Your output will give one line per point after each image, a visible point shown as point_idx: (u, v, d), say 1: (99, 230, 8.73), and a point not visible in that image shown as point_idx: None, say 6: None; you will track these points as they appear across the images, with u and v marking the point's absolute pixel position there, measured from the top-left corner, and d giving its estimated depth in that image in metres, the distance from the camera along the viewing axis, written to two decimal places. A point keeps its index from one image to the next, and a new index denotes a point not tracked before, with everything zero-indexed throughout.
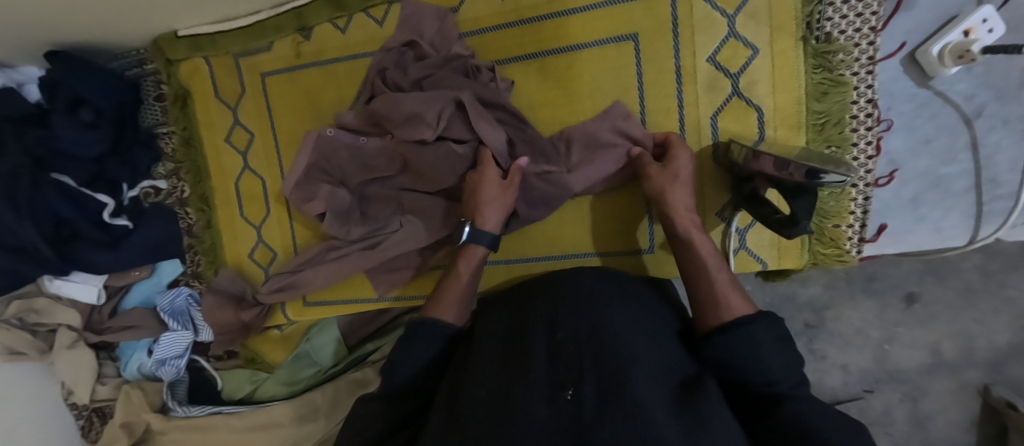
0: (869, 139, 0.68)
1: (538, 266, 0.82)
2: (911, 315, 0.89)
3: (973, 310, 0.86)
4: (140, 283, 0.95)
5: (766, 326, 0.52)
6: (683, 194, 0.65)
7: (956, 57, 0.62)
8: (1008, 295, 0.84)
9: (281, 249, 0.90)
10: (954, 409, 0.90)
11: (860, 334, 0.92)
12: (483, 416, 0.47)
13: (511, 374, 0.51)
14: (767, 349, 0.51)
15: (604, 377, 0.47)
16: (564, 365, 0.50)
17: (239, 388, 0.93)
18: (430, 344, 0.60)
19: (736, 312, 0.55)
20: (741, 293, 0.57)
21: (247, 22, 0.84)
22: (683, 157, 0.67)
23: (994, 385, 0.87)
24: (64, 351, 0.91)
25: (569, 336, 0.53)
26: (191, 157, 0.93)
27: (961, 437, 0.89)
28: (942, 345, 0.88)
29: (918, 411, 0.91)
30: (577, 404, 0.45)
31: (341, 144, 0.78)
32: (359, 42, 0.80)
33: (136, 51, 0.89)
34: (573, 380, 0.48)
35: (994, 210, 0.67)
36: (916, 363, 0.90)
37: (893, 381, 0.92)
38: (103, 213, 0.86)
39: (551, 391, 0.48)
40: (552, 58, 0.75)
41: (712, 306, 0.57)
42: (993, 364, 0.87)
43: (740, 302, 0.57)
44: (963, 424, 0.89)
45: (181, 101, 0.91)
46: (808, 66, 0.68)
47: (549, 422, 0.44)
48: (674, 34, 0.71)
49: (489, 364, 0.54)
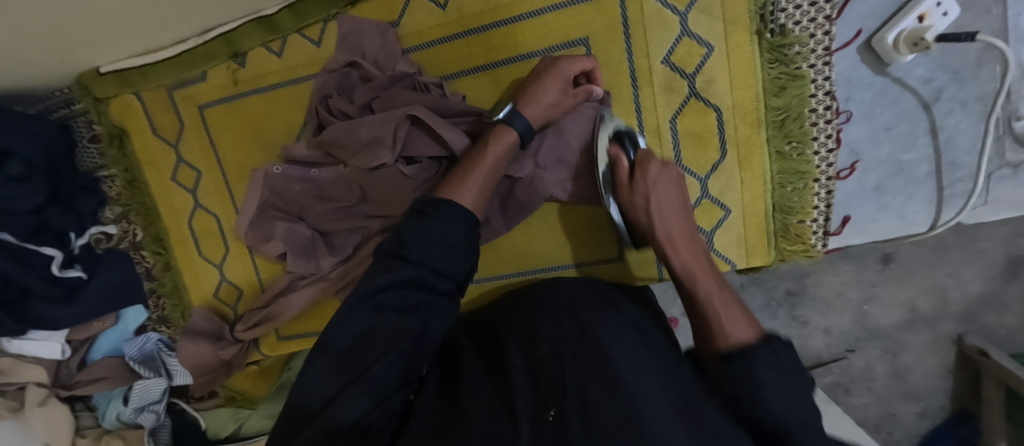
0: (828, 133, 0.67)
1: (513, 282, 0.81)
2: (888, 274, 0.91)
3: (947, 265, 0.88)
4: (106, 332, 0.93)
5: (769, 359, 0.46)
6: (675, 222, 0.60)
7: (911, 45, 0.60)
8: (978, 248, 0.87)
9: (246, 286, 0.87)
10: (931, 359, 0.94)
11: (840, 297, 0.93)
12: (471, 434, 0.44)
13: (497, 391, 0.49)
14: (769, 388, 0.45)
15: (587, 394, 0.46)
16: (548, 383, 0.47)
17: (224, 426, 0.94)
18: (451, 232, 0.54)
19: (736, 340, 0.49)
20: (745, 318, 0.51)
21: (175, 51, 0.78)
22: (655, 172, 0.61)
23: (968, 334, 0.91)
24: (37, 408, 0.87)
25: (552, 349, 0.51)
26: (137, 199, 0.88)
27: (939, 385, 0.94)
28: (918, 301, 0.91)
29: (898, 364, 0.95)
30: (561, 425, 0.43)
31: (293, 178, 0.75)
32: (299, 65, 0.76)
33: (62, 91, 0.83)
34: (556, 398, 0.45)
35: (955, 194, 0.67)
36: (894, 320, 0.93)
37: (874, 338, 0.94)
38: (52, 267, 0.81)
39: (535, 410, 0.45)
40: (504, 69, 0.72)
41: (713, 331, 0.51)
42: (966, 314, 0.91)
43: (740, 327, 0.50)
44: (939, 373, 0.94)
45: (117, 141, 0.86)
46: (764, 61, 0.66)
47: None
48: (627, 36, 0.68)
49: (475, 377, 0.52)
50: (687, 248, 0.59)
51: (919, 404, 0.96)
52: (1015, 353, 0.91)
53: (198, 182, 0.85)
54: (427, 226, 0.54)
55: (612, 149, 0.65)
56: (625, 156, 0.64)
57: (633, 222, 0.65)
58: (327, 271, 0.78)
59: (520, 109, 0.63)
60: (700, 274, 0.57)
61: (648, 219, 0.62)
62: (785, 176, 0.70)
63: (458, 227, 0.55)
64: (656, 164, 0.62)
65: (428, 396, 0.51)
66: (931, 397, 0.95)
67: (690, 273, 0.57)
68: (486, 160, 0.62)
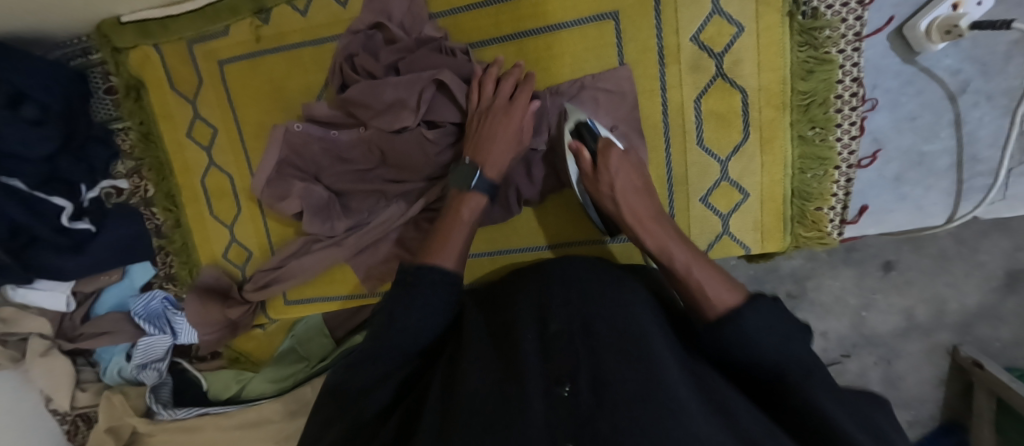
0: (852, 120, 0.67)
1: (523, 258, 0.81)
2: (889, 281, 0.91)
3: (947, 275, 0.89)
4: (112, 286, 0.92)
5: (756, 315, 0.47)
6: (637, 202, 0.63)
7: (944, 32, 0.60)
8: (979, 260, 0.87)
9: (256, 248, 0.87)
10: (925, 369, 0.94)
11: (839, 302, 0.93)
12: (479, 416, 0.42)
13: (505, 367, 0.47)
14: (757, 335, 0.46)
15: (600, 367, 0.44)
16: (560, 360, 0.46)
17: (225, 388, 0.92)
18: (432, 295, 0.53)
19: (725, 305, 0.49)
20: (729, 284, 0.51)
21: (197, 5, 0.77)
22: (614, 161, 0.64)
23: (962, 345, 0.91)
24: (39, 359, 0.87)
25: (563, 328, 0.49)
26: (151, 153, 0.87)
27: (930, 394, 0.95)
28: (917, 310, 0.91)
29: (891, 371, 0.95)
30: (574, 399, 0.41)
31: (312, 138, 0.74)
32: (322, 26, 0.75)
33: (79, 39, 0.82)
34: (569, 374, 0.44)
35: (974, 188, 0.67)
36: (891, 328, 0.93)
37: (870, 345, 0.95)
38: (62, 218, 0.81)
39: (547, 387, 0.43)
40: (531, 39, 0.71)
41: (699, 301, 0.52)
42: (962, 325, 0.91)
43: (727, 293, 0.50)
44: (932, 382, 0.94)
45: (134, 93, 0.85)
46: (794, 44, 0.65)
47: (550, 421, 0.39)
48: (656, 11, 0.68)
49: (483, 355, 0.50)
50: (657, 228, 0.60)
51: (909, 412, 0.96)
52: (1010, 366, 0.91)
53: (214, 139, 0.84)
54: (410, 299, 0.53)
55: (573, 142, 0.66)
56: (586, 149, 0.65)
57: (602, 208, 0.68)
58: (342, 235, 0.77)
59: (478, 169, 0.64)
60: (675, 245, 0.58)
61: (614, 205, 0.65)
62: (805, 162, 0.70)
63: (443, 283, 0.54)
64: (613, 152, 0.64)
65: (438, 380, 0.49)
66: (922, 406, 0.95)
67: (660, 247, 0.59)
68: (460, 222, 0.61)
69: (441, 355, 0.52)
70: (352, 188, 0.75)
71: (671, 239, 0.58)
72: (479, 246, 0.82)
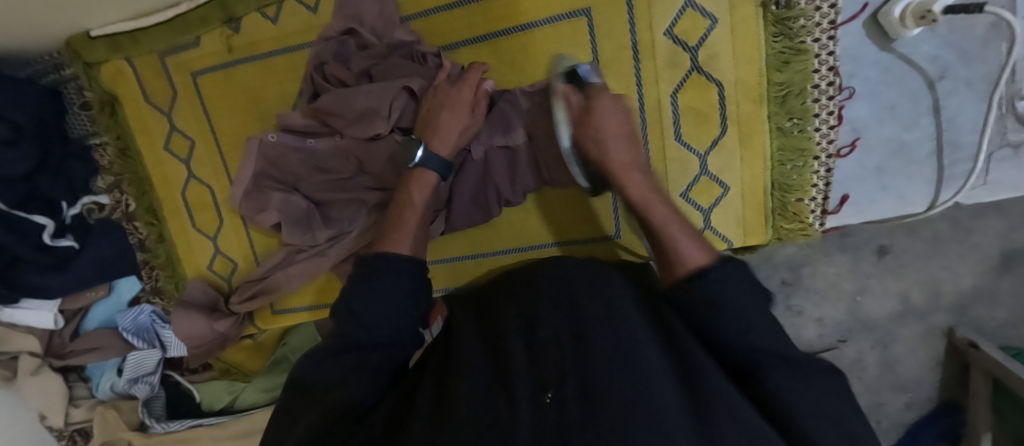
0: (830, 109, 0.66)
1: (506, 260, 0.81)
2: (883, 265, 0.90)
3: (942, 258, 0.88)
4: (100, 302, 0.92)
5: (733, 284, 0.48)
6: (623, 156, 0.60)
7: (918, 18, 0.59)
8: (972, 241, 0.87)
9: (241, 259, 0.87)
10: (921, 351, 0.93)
11: (834, 287, 0.93)
12: (465, 424, 0.41)
13: (493, 377, 0.46)
14: (735, 312, 0.46)
15: (588, 371, 0.42)
16: (547, 366, 0.44)
17: (218, 398, 0.93)
18: (397, 277, 0.54)
19: (692, 261, 0.52)
20: (699, 242, 0.54)
21: (167, 16, 0.76)
22: (605, 107, 0.60)
23: (958, 326, 0.90)
24: (29, 377, 0.88)
25: (551, 337, 0.47)
26: (130, 168, 0.87)
27: (927, 375, 0.94)
28: (911, 293, 0.90)
29: (888, 355, 0.94)
30: (560, 408, 0.40)
31: (288, 148, 0.73)
32: (293, 33, 0.74)
33: (50, 55, 0.82)
34: (555, 380, 0.42)
35: (955, 175, 0.67)
36: (888, 311, 0.92)
37: (866, 329, 0.94)
38: (42, 236, 0.81)
39: (534, 395, 0.42)
40: (504, 40, 0.70)
41: (670, 258, 0.54)
42: (958, 308, 0.90)
43: (695, 251, 0.53)
44: (929, 364, 0.93)
45: (108, 107, 0.84)
46: (769, 34, 0.65)
47: (536, 432, 0.38)
48: (630, 7, 0.67)
49: (471, 364, 0.49)
50: (640, 179, 0.60)
51: (907, 394, 0.96)
52: (1005, 346, 0.90)
53: (192, 152, 0.84)
54: (371, 289, 0.53)
55: (564, 88, 0.62)
56: (576, 94, 0.62)
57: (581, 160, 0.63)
58: (324, 244, 0.77)
59: (431, 149, 0.63)
60: (656, 205, 0.58)
61: (599, 156, 0.60)
62: (785, 154, 0.69)
63: (404, 271, 0.55)
64: (603, 97, 0.60)
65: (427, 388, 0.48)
66: (919, 388, 0.94)
67: (643, 204, 0.59)
68: (411, 205, 0.62)
69: (426, 371, 0.52)
70: (331, 197, 0.74)
71: (653, 195, 0.58)
72: (462, 249, 0.81)
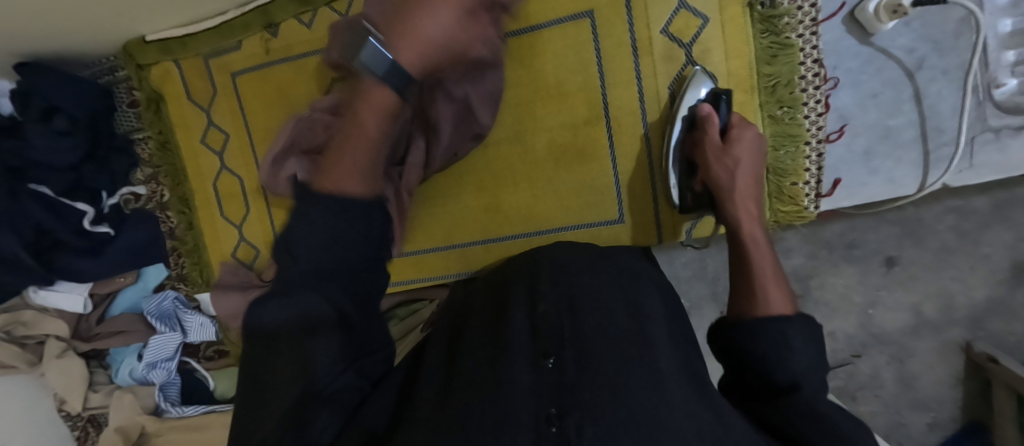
0: (817, 98, 0.71)
1: (514, 245, 0.84)
2: (892, 277, 0.90)
3: (951, 269, 0.88)
4: (127, 289, 0.96)
5: (798, 329, 0.48)
6: (747, 180, 0.63)
7: (891, 12, 0.64)
8: (982, 252, 0.87)
9: (263, 246, 0.92)
10: (940, 368, 0.91)
11: (844, 300, 0.92)
12: (473, 390, 0.44)
13: (493, 346, 0.48)
14: (792, 344, 0.47)
15: (583, 341, 0.45)
16: (546, 333, 0.46)
17: (232, 386, 0.96)
18: (340, 207, 0.42)
19: (772, 310, 0.51)
20: (786, 294, 0.53)
21: (215, 22, 0.85)
22: (746, 137, 0.65)
23: (975, 341, 0.89)
24: (54, 360, 0.91)
25: (550, 308, 0.49)
26: (168, 160, 0.93)
27: (948, 394, 0.91)
28: (924, 305, 0.90)
29: (906, 371, 0.92)
30: (560, 370, 0.42)
31: (320, 109, 0.76)
32: (326, 36, 0.82)
33: (107, 58, 0.90)
34: (554, 347, 0.45)
35: (941, 158, 0.71)
36: (901, 325, 0.91)
37: (880, 344, 0.93)
38: (83, 222, 0.87)
39: (534, 360, 0.44)
40: (516, 40, 0.78)
41: (757, 295, 0.54)
42: (973, 320, 0.89)
43: (781, 303, 0.52)
44: (948, 381, 0.91)
45: (154, 105, 0.92)
46: (757, 31, 0.71)
47: (537, 392, 0.41)
48: (629, 9, 0.74)
49: (476, 336, 0.52)
50: (754, 211, 0.62)
51: (928, 415, 0.93)
52: None
53: (226, 144, 0.91)
54: (308, 220, 0.41)
55: (706, 108, 0.68)
56: (716, 117, 0.68)
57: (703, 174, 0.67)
58: None
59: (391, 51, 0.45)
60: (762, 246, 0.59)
61: (725, 176, 0.64)
62: (778, 139, 0.73)
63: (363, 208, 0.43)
64: (745, 128, 0.66)
65: (431, 372, 0.51)
66: (940, 407, 0.92)
67: (749, 233, 0.60)
68: (363, 136, 0.46)
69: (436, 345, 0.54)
70: None
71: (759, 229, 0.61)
72: (473, 234, 0.86)
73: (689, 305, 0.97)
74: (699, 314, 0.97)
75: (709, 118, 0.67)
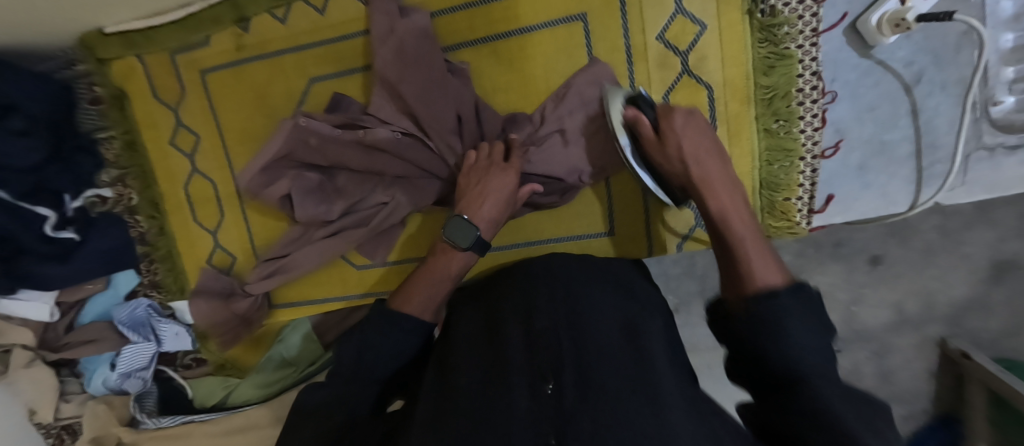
0: (814, 112, 0.69)
1: (504, 256, 0.82)
2: (876, 275, 0.90)
3: (934, 268, 0.88)
4: (97, 296, 0.92)
5: (794, 303, 0.44)
6: (715, 166, 0.60)
7: (893, 25, 0.62)
8: (963, 252, 0.86)
9: (240, 253, 0.89)
10: (917, 362, 0.93)
11: (829, 297, 0.92)
12: (466, 415, 0.42)
13: (489, 366, 0.46)
14: (789, 325, 0.42)
15: (584, 363, 0.43)
16: (544, 355, 0.44)
17: (211, 395, 0.93)
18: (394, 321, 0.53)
19: (762, 281, 0.47)
20: (774, 261, 0.49)
21: (178, 15, 0.79)
22: (679, 120, 0.62)
23: (952, 338, 0.91)
24: (21, 370, 0.87)
25: (548, 326, 0.47)
26: (136, 161, 0.88)
27: (924, 387, 0.94)
28: (906, 303, 0.90)
29: (885, 366, 0.94)
30: (559, 397, 0.40)
31: (315, 133, 0.71)
32: (303, 32, 0.77)
33: (64, 51, 0.83)
34: (553, 369, 0.42)
35: (934, 174, 0.70)
36: (882, 322, 0.92)
37: (861, 340, 0.94)
38: (46, 228, 0.81)
39: (532, 384, 0.42)
40: (504, 42, 0.73)
41: (739, 275, 0.49)
42: (952, 318, 0.90)
43: (770, 272, 0.48)
44: (924, 376, 0.93)
45: (118, 102, 0.87)
46: (755, 40, 0.68)
47: (534, 420, 0.39)
48: (624, 13, 0.70)
49: (471, 354, 0.49)
50: (724, 192, 0.57)
51: (904, 407, 0.95)
52: (999, 357, 0.91)
53: (197, 146, 0.86)
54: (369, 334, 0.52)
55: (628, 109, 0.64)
56: (645, 116, 0.64)
57: (672, 175, 0.63)
58: (338, 219, 0.77)
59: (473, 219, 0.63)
60: (738, 220, 0.54)
61: (683, 167, 0.60)
62: (772, 153, 0.72)
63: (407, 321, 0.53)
64: (679, 114, 0.63)
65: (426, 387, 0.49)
66: (916, 400, 0.94)
67: (723, 217, 0.55)
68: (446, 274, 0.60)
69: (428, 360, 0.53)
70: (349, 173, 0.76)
71: (735, 208, 0.55)
72: None
73: (679, 301, 0.97)
74: (687, 311, 0.97)
75: (637, 118, 0.64)
